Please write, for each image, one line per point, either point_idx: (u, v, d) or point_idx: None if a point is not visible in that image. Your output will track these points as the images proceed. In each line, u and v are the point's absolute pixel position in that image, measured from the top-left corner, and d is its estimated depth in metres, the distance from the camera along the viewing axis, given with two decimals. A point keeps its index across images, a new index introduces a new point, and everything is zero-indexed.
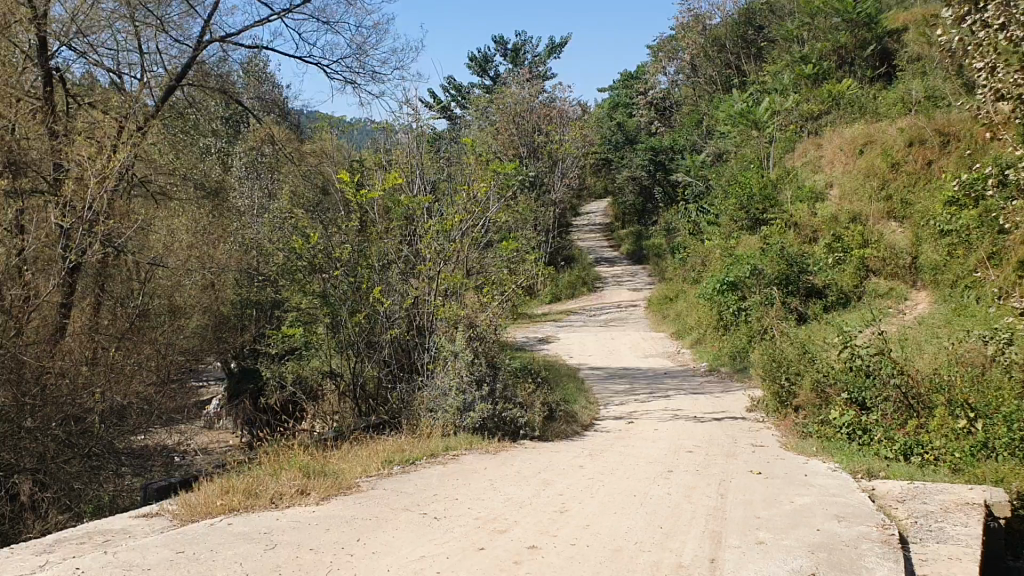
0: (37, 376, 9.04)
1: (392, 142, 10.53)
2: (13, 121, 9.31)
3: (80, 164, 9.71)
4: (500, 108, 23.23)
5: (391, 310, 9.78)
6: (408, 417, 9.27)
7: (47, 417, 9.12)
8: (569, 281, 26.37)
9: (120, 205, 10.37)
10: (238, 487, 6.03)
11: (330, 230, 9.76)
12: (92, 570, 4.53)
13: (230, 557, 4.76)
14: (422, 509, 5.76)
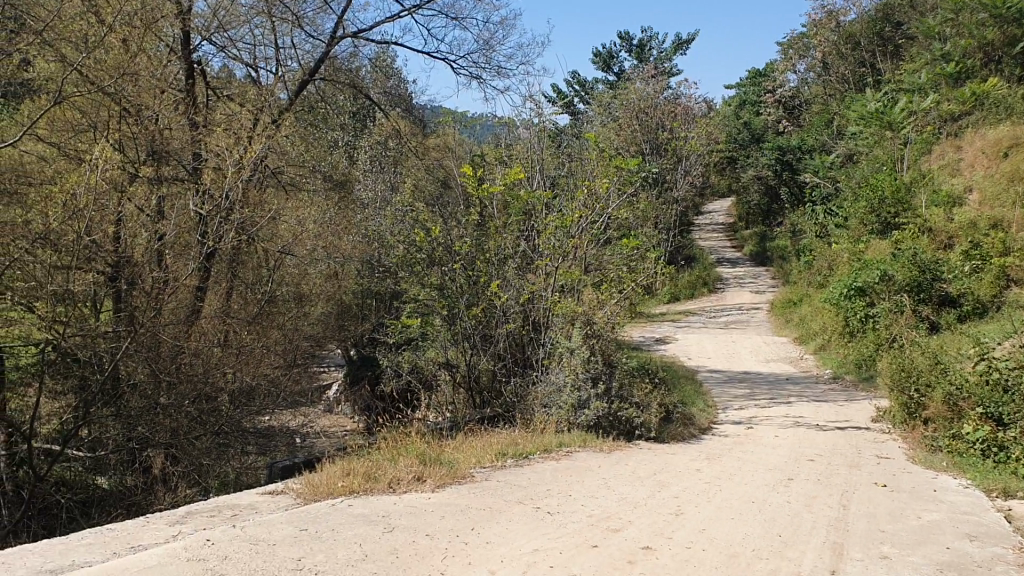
0: (174, 355, 9.52)
1: (513, 137, 10.64)
2: (157, 112, 9.94)
3: (219, 154, 10.31)
4: (624, 103, 23.14)
5: (508, 305, 9.78)
6: (522, 412, 9.32)
7: (181, 394, 9.61)
8: (689, 280, 26.02)
9: (254, 194, 10.80)
10: (358, 470, 6.20)
11: (450, 224, 9.95)
12: (221, 542, 4.74)
13: (350, 538, 4.90)
14: (536, 503, 5.78)
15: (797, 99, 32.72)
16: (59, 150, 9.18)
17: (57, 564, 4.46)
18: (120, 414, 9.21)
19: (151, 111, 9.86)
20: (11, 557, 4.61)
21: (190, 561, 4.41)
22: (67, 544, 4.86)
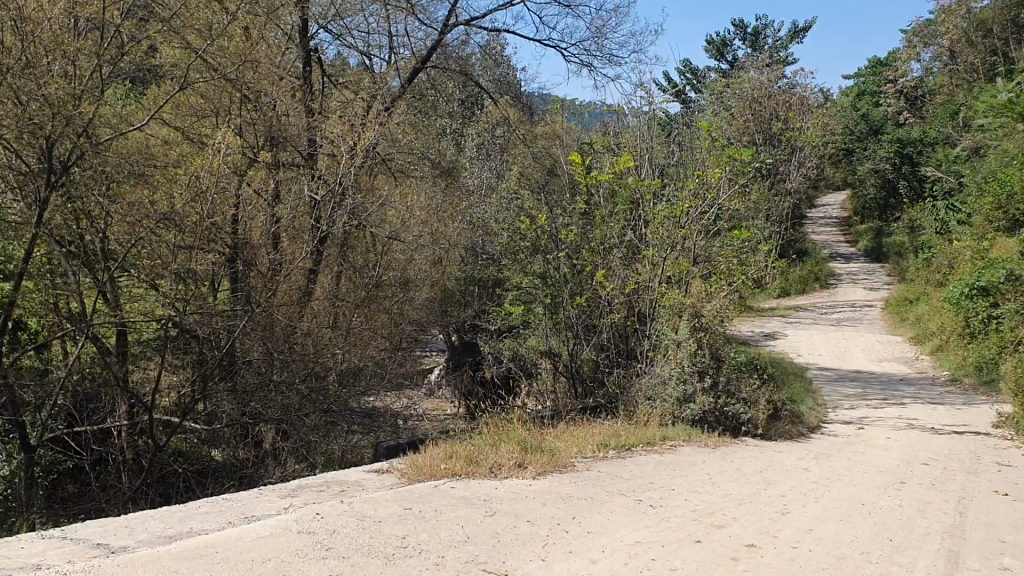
0: (286, 334, 9.81)
1: (621, 125, 10.55)
2: (275, 99, 10.27)
3: (333, 139, 10.61)
4: (737, 92, 22.87)
5: (613, 296, 9.73)
6: (626, 403, 9.26)
7: (292, 372, 9.93)
8: (800, 275, 25.42)
9: (366, 180, 11.03)
10: (460, 453, 6.27)
11: (556, 212, 9.97)
12: (330, 516, 4.88)
13: (453, 519, 4.98)
14: (638, 496, 5.74)
15: (920, 89, 31.73)
16: (183, 134, 9.60)
17: (176, 530, 4.67)
18: (235, 390, 9.56)
19: (269, 97, 10.22)
20: (134, 522, 4.84)
21: (300, 534, 4.57)
22: (185, 511, 5.08)
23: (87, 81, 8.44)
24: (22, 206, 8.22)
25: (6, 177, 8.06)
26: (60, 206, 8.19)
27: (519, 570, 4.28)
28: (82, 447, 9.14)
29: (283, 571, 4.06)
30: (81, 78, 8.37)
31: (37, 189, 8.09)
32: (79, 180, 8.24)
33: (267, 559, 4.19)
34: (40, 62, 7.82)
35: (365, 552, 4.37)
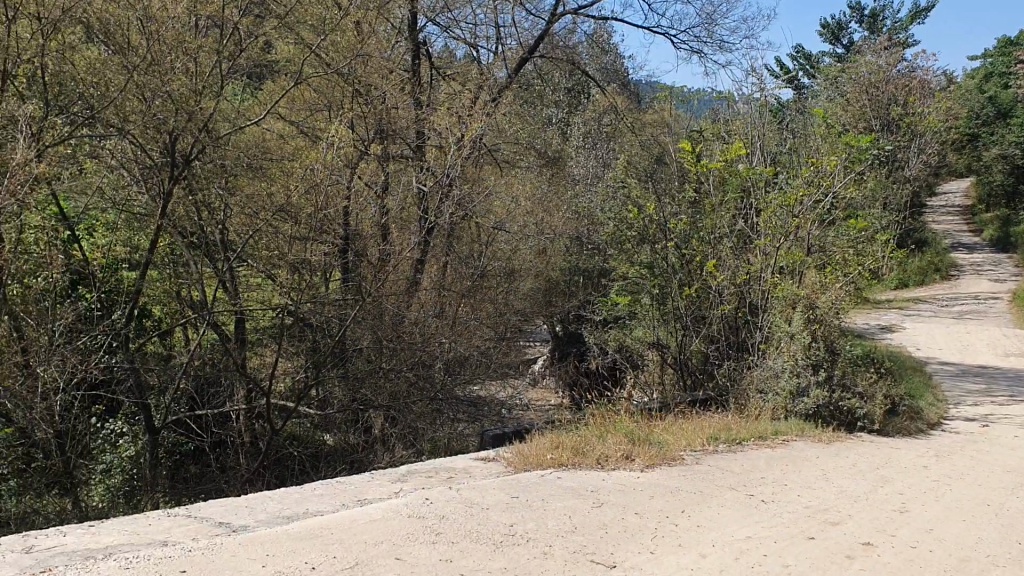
0: (395, 323, 10.00)
1: (731, 112, 10.32)
2: (386, 92, 10.46)
3: (442, 131, 10.76)
4: (853, 77, 22.15)
5: (723, 286, 9.56)
6: (736, 396, 9.09)
7: (401, 361, 10.08)
8: (919, 266, 24.49)
9: (472, 170, 11.12)
10: (567, 443, 6.27)
11: (664, 201, 9.88)
12: (439, 502, 4.97)
13: (560, 509, 4.99)
14: (749, 490, 5.63)
15: None
16: (299, 130, 9.99)
17: (293, 511, 4.83)
18: (347, 376, 9.80)
19: (379, 90, 10.40)
20: (253, 502, 5.03)
21: (410, 518, 4.67)
22: (301, 494, 5.23)
23: (208, 77, 8.80)
24: (147, 198, 8.55)
25: (133, 171, 8.37)
26: (182, 199, 8.52)
27: (627, 562, 4.27)
28: (203, 429, 9.55)
29: (395, 554, 4.16)
30: (202, 75, 8.75)
31: (162, 181, 8.42)
32: (200, 173, 8.65)
33: (380, 542, 4.30)
34: (164, 61, 8.32)
35: (473, 539, 4.44)
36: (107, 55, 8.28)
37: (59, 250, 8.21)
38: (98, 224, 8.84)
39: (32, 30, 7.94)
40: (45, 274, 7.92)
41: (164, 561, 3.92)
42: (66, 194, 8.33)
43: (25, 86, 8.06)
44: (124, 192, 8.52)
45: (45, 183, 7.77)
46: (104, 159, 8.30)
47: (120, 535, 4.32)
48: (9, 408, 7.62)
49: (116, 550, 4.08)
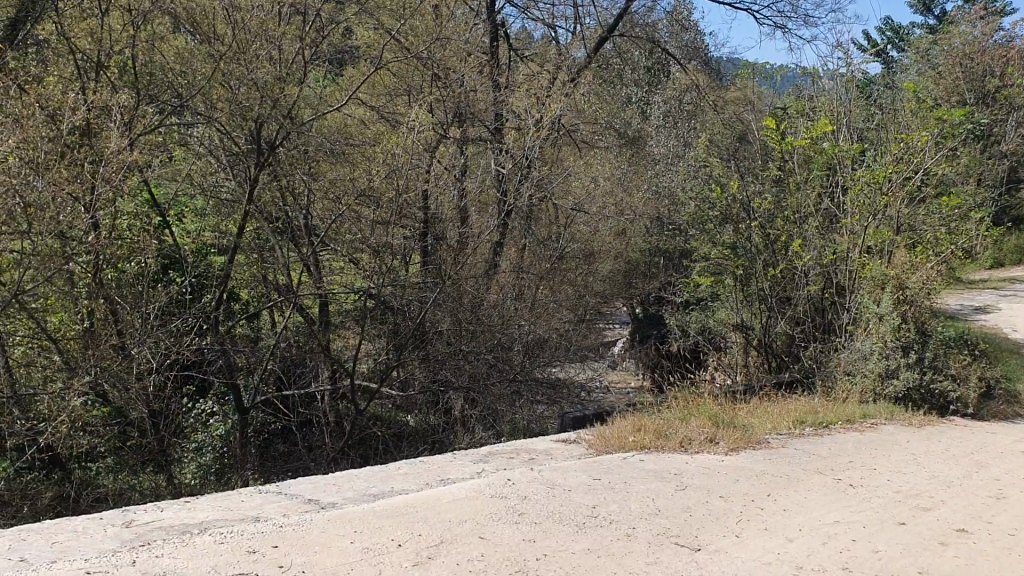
0: (474, 306, 10.08)
1: (817, 88, 10.17)
2: (463, 75, 10.51)
3: (520, 113, 10.82)
4: (946, 49, 21.40)
5: (808, 267, 9.35)
6: (823, 378, 8.91)
7: (481, 343, 10.15)
8: (1016, 244, 23.59)
9: (551, 152, 11.09)
10: (649, 426, 6.22)
11: (747, 180, 9.76)
12: (521, 483, 5.00)
13: (643, 491, 4.98)
14: (837, 474, 5.53)
15: None
16: (379, 115, 10.09)
17: (378, 489, 4.91)
18: (427, 358, 9.91)
19: (457, 74, 10.43)
20: (339, 479, 5.14)
21: (493, 498, 4.72)
22: (386, 473, 5.32)
23: (291, 65, 8.97)
24: (233, 184, 8.93)
25: (219, 158, 8.81)
26: (268, 184, 8.83)
27: (712, 545, 4.23)
28: (290, 410, 9.75)
29: (479, 533, 4.21)
30: (286, 62, 8.94)
31: (247, 167, 8.80)
32: (285, 159, 8.87)
33: (463, 521, 4.35)
34: (249, 48, 8.56)
35: (556, 519, 4.46)
36: (194, 44, 8.63)
37: (153, 236, 8.48)
38: (188, 210, 9.22)
39: (123, 21, 8.37)
40: (138, 258, 8.10)
41: (256, 537, 4.04)
42: (158, 181, 8.67)
43: (117, 76, 8.46)
44: (212, 178, 8.94)
45: (137, 171, 8.05)
46: (192, 147, 8.76)
47: (214, 511, 4.46)
48: (107, 388, 7.87)
49: (211, 525, 4.21)
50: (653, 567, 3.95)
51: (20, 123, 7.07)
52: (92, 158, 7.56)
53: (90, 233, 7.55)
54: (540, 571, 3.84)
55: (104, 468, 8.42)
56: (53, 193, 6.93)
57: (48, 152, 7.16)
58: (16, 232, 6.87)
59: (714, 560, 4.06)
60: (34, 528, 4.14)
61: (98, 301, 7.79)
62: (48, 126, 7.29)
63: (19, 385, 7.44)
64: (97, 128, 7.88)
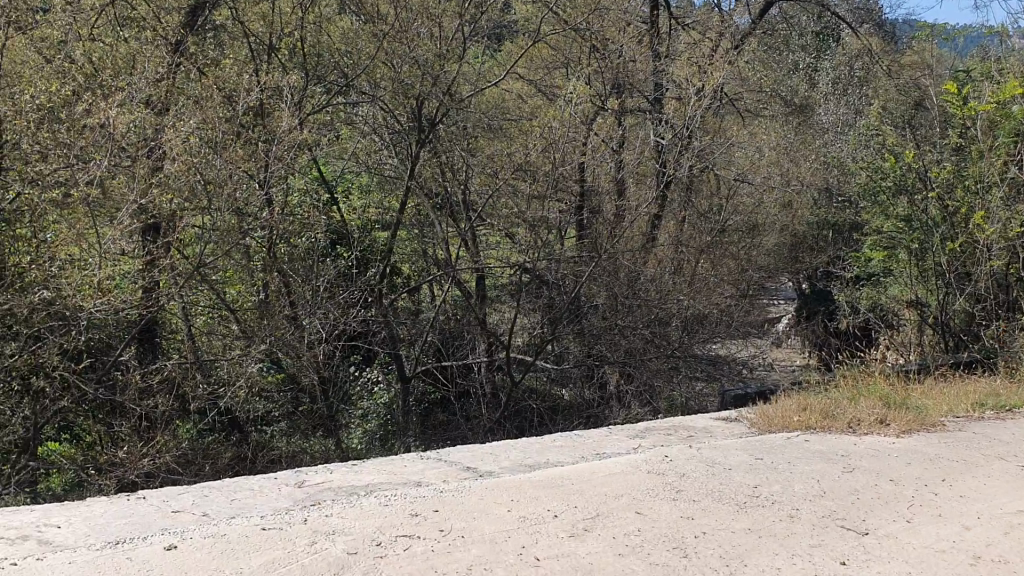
0: (631, 280, 9.99)
1: (1004, 48, 9.59)
2: (623, 46, 10.51)
3: (680, 83, 10.62)
4: None
5: (991, 242, 8.71)
6: (1007, 359, 8.33)
7: (638, 318, 10.05)
8: None
9: (712, 121, 10.85)
10: (815, 405, 5.99)
11: (922, 149, 9.30)
12: (679, 460, 4.94)
13: (807, 472, 4.81)
14: (1021, 461, 5.17)
15: None
16: (537, 89, 10.18)
17: (535, 460, 4.95)
18: (583, 332, 9.92)
19: (616, 44, 10.48)
20: (498, 449, 5.22)
21: (650, 474, 4.68)
22: (542, 444, 5.36)
23: (450, 42, 9.05)
24: (395, 161, 9.29)
25: (382, 135, 9.14)
26: (428, 160, 9.09)
27: (881, 530, 4.05)
28: (448, 380, 10.01)
29: (635, 508, 4.18)
30: (445, 39, 9.05)
31: (410, 143, 9.08)
32: (443, 135, 9.16)
33: (619, 495, 4.33)
34: (410, 27, 8.72)
35: (715, 498, 4.37)
36: (358, 24, 8.95)
37: (322, 211, 8.92)
38: (353, 186, 9.58)
39: (293, 4, 8.84)
40: (309, 235, 8.57)
41: (417, 502, 4.15)
42: (327, 159, 9.10)
43: (288, 57, 9.06)
44: (375, 157, 9.30)
45: (306, 149, 8.53)
46: (358, 125, 9.20)
47: (378, 475, 4.61)
48: (280, 355, 8.29)
49: (376, 488, 4.37)
50: (817, 549, 3.82)
51: (200, 105, 7.62)
52: (265, 138, 8.07)
53: (264, 209, 8.01)
54: (698, 548, 3.78)
55: (278, 431, 8.81)
56: (229, 171, 7.43)
57: (225, 132, 7.70)
58: (198, 208, 7.40)
59: (883, 545, 3.88)
60: (215, 485, 4.38)
61: (272, 274, 8.19)
62: (224, 108, 7.84)
63: (201, 352, 7.97)
64: (270, 109, 8.38)
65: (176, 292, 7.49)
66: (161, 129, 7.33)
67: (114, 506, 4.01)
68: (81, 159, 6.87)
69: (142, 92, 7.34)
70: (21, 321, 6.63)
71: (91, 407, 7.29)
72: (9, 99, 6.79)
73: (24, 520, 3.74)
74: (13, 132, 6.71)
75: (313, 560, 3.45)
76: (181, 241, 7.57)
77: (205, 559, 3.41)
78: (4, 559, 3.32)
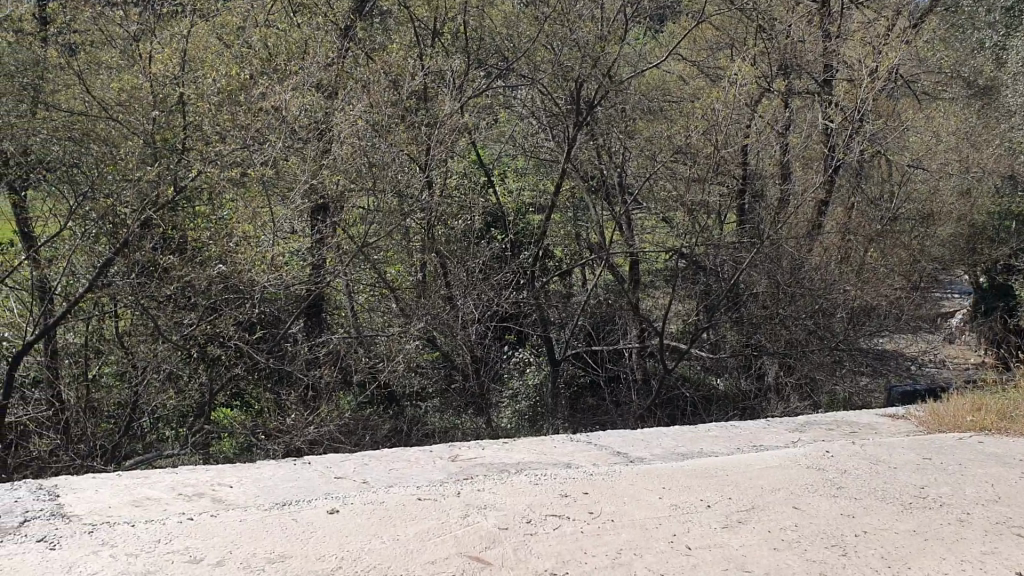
0: (794, 267, 9.68)
1: None
2: (791, 25, 10.21)
3: (851, 64, 10.24)
4: None
5: None
6: None
7: (801, 308, 9.69)
8: None
9: (885, 104, 10.35)
10: (991, 406, 5.62)
11: None
12: (841, 456, 4.74)
13: (982, 476, 4.52)
14: None
15: None
16: (699, 70, 10.11)
17: (687, 449, 4.87)
18: (741, 321, 9.73)
19: (783, 24, 10.18)
20: (651, 435, 5.16)
21: (810, 469, 4.53)
22: (695, 433, 5.25)
23: (612, 23, 8.95)
24: (552, 144, 9.42)
25: (540, 119, 9.33)
26: (585, 143, 9.18)
27: None
28: (598, 364, 9.94)
29: (793, 503, 4.05)
30: (608, 20, 8.95)
31: (568, 126, 9.11)
32: (602, 117, 9.13)
33: (776, 489, 4.21)
34: (572, 10, 8.74)
35: (879, 497, 4.19)
36: (520, 8, 9.02)
37: (481, 194, 9.04)
38: (511, 168, 9.63)
39: None
40: (467, 216, 8.66)
41: (568, 483, 4.16)
42: (485, 142, 9.23)
43: (450, 41, 9.17)
44: (533, 139, 9.49)
45: (467, 133, 8.70)
46: (516, 108, 9.38)
47: (529, 454, 4.65)
48: (437, 334, 8.46)
49: (527, 466, 4.41)
50: (990, 557, 3.59)
51: (368, 89, 7.95)
52: (428, 122, 8.30)
53: (425, 191, 8.19)
54: (858, 548, 3.63)
55: (432, 407, 8.91)
56: (393, 153, 7.68)
57: (391, 115, 8.00)
58: (364, 189, 7.65)
59: None
60: (373, 454, 4.53)
61: (429, 254, 8.38)
62: (391, 92, 8.16)
63: (362, 328, 8.27)
64: (434, 93, 8.60)
65: (341, 271, 7.75)
66: (331, 112, 7.71)
67: (282, 469, 4.21)
68: (258, 141, 7.29)
69: (314, 76, 7.74)
70: (200, 292, 7.09)
71: (262, 376, 7.69)
72: (193, 83, 7.16)
73: (200, 478, 3.98)
74: (195, 115, 7.12)
75: (465, 532, 3.52)
76: (346, 222, 7.87)
77: (364, 524, 3.53)
78: (182, 513, 3.55)
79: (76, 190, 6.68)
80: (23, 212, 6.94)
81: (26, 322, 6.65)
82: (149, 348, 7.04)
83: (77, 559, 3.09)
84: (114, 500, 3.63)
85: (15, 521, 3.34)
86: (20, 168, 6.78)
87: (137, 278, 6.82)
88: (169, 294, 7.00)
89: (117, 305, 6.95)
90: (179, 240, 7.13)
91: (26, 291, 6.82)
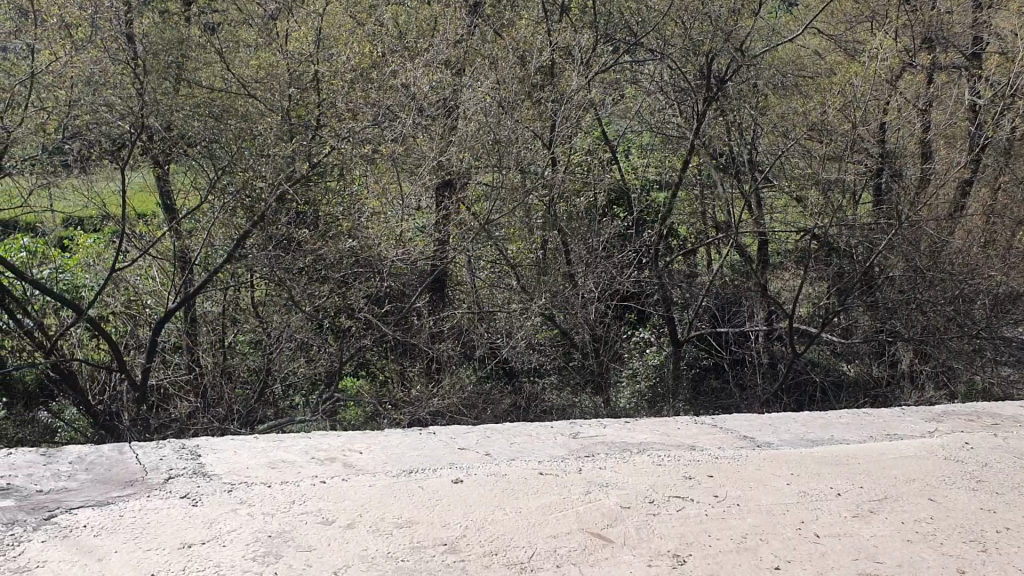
0: (935, 250, 9.28)
1: None
2: None
3: (1004, 35, 9.67)
4: None
5: None
6: None
7: (938, 294, 9.36)
8: None
9: None
10: None
11: None
12: (982, 449, 4.53)
13: None
14: None
15: None
16: (835, 45, 9.88)
17: (817, 435, 4.73)
18: (877, 304, 9.47)
19: None
20: (778, 419, 5.04)
21: (947, 460, 4.34)
22: (826, 419, 5.08)
23: None
24: (680, 120, 9.10)
25: (670, 95, 9.00)
26: (715, 120, 9.02)
27: None
28: (723, 347, 9.74)
29: (929, 495, 3.90)
30: None
31: (695, 101, 9.00)
32: (733, 93, 9.06)
33: (912, 480, 4.05)
34: None
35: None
36: None
37: (606, 171, 8.97)
38: (634, 145, 9.31)
39: None
40: (591, 194, 8.64)
41: (692, 465, 4.11)
42: (609, 118, 8.98)
43: (578, 16, 9.11)
44: (659, 116, 9.11)
45: (593, 109, 8.65)
46: (643, 84, 9.06)
47: (652, 434, 4.61)
48: (558, 310, 8.48)
49: (650, 446, 4.38)
50: None
51: (497, 66, 8.02)
52: (555, 98, 8.32)
53: (550, 167, 8.19)
54: (999, 544, 3.46)
55: (549, 383, 8.83)
56: (518, 129, 7.77)
57: (518, 92, 8.07)
58: (491, 165, 7.74)
59: None
60: (495, 428, 4.57)
61: (552, 231, 8.43)
62: (519, 67, 8.24)
63: (483, 303, 8.34)
64: (561, 68, 8.59)
65: (466, 248, 7.78)
66: (459, 88, 7.78)
67: (407, 438, 4.30)
68: (388, 117, 7.44)
69: (443, 53, 7.84)
70: (330, 264, 7.39)
71: (386, 346, 7.91)
72: (328, 59, 7.32)
73: (331, 443, 4.10)
74: (329, 91, 7.35)
75: (588, 509, 3.53)
76: (469, 199, 7.95)
77: (488, 495, 3.59)
78: (315, 476, 3.67)
79: (217, 165, 7.03)
80: (165, 185, 7.28)
81: (169, 291, 7.01)
82: (282, 318, 7.38)
83: (217, 515, 3.25)
84: (252, 461, 3.79)
85: (160, 478, 3.53)
86: (163, 142, 7.02)
87: (272, 250, 7.11)
88: (303, 266, 7.26)
89: (253, 276, 7.27)
90: (313, 215, 7.43)
91: (169, 262, 7.05)
